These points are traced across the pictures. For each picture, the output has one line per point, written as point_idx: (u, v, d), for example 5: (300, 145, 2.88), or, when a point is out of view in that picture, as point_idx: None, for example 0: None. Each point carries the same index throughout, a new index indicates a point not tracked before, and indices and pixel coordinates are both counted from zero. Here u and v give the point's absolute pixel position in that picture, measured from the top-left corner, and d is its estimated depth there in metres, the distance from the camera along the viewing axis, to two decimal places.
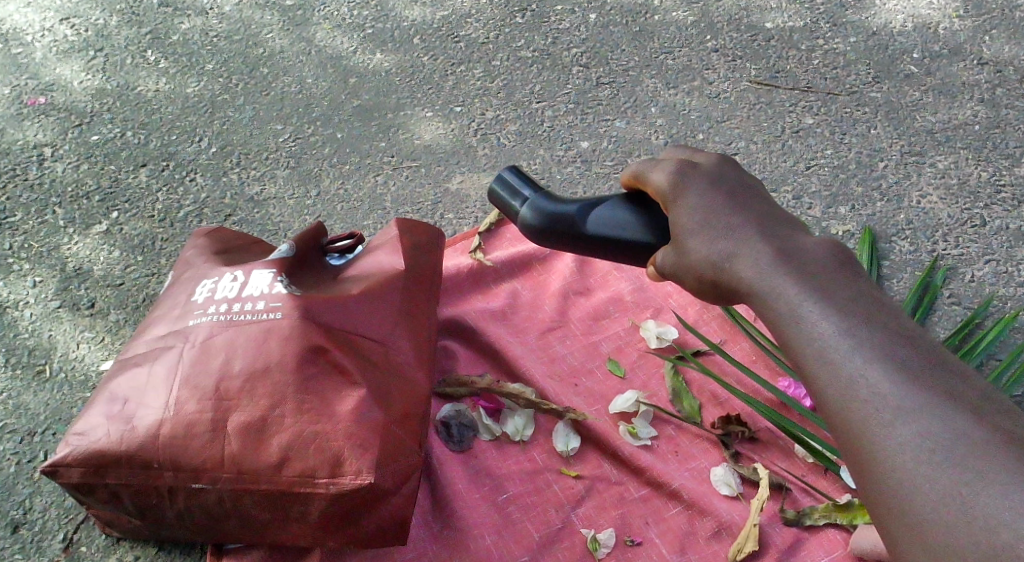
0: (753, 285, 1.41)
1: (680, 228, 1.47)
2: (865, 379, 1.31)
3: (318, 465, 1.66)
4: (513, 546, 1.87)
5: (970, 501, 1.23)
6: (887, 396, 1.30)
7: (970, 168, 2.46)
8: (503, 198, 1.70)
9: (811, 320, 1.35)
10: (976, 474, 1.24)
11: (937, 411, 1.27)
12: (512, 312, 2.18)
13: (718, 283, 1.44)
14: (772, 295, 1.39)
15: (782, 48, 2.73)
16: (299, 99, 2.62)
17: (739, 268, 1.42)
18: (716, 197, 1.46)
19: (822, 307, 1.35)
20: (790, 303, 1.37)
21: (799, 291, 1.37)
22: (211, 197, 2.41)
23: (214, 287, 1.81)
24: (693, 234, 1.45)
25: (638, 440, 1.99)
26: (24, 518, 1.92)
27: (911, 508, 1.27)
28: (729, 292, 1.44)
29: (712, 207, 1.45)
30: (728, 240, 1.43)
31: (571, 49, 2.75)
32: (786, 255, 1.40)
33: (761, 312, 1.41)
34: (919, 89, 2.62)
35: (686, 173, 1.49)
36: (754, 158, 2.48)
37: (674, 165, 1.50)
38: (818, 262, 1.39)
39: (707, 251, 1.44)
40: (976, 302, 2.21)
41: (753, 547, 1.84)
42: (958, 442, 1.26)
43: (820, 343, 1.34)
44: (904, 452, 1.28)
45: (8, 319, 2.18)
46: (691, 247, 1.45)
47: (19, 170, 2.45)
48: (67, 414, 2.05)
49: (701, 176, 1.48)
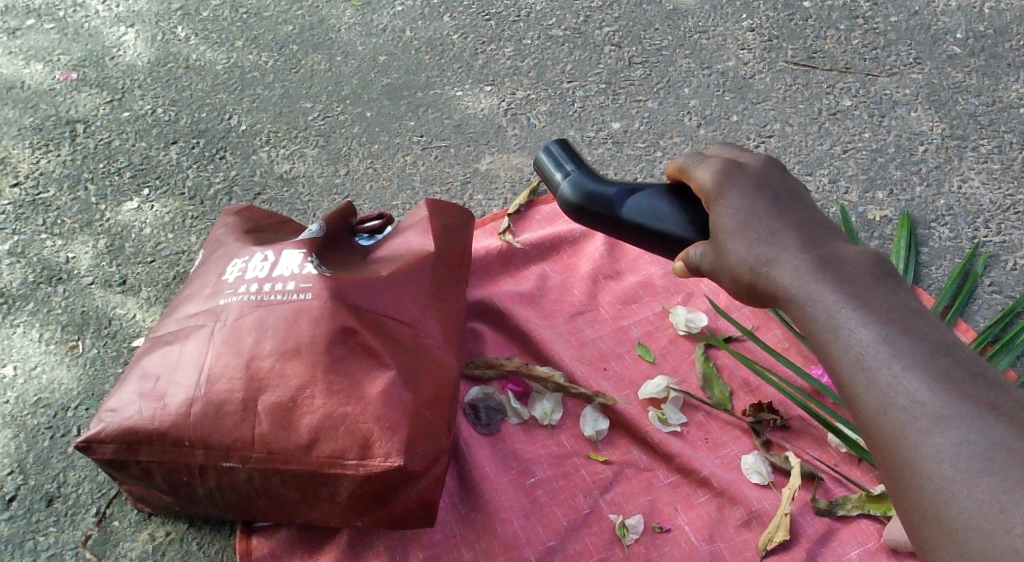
0: (789, 290, 1.45)
1: (721, 228, 1.50)
2: (903, 386, 1.35)
3: (347, 446, 1.65)
4: (541, 531, 1.86)
5: (1007, 510, 1.27)
6: (925, 403, 1.34)
7: (1014, 153, 2.41)
8: (547, 168, 1.70)
9: (849, 327, 1.40)
10: (1015, 483, 1.27)
11: (976, 421, 1.31)
12: (541, 295, 2.16)
13: (754, 287, 1.48)
14: (809, 302, 1.43)
15: (820, 28, 2.68)
16: (330, 77, 2.60)
17: (776, 274, 1.46)
18: (758, 200, 1.50)
19: (859, 314, 1.40)
20: (828, 309, 1.41)
21: (837, 298, 1.41)
22: (240, 174, 2.40)
23: (244, 266, 1.80)
24: (734, 235, 1.49)
25: (668, 426, 1.98)
26: (58, 492, 1.93)
27: (945, 514, 1.31)
28: (763, 297, 1.49)
29: (755, 210, 1.49)
30: (767, 246, 1.47)
31: (603, 28, 2.71)
32: (826, 263, 1.45)
33: (800, 318, 1.44)
34: (962, 71, 2.57)
35: (730, 174, 1.52)
36: (789, 141, 2.45)
37: (720, 164, 1.53)
38: (858, 272, 1.44)
39: (746, 254, 1.48)
40: (1018, 291, 2.17)
41: (784, 537, 1.83)
42: (997, 450, 1.30)
43: (857, 349, 1.39)
44: (942, 459, 1.32)
45: (41, 295, 2.19)
46: (731, 249, 1.48)
47: (51, 145, 2.45)
48: (100, 389, 2.06)
49: (746, 178, 1.52)
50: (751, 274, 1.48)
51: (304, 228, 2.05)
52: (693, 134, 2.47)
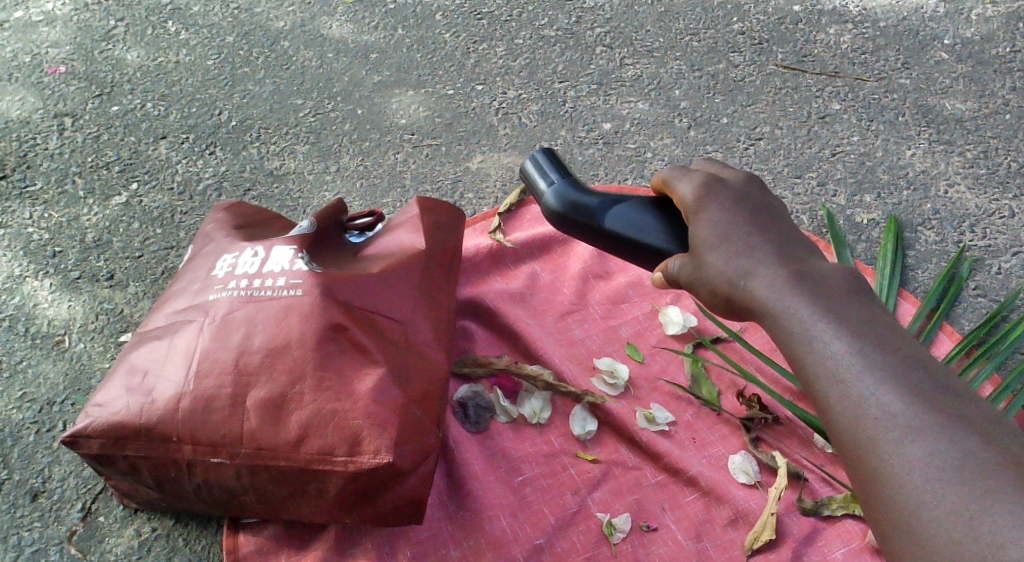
0: (765, 304, 1.52)
1: (700, 240, 1.56)
2: (876, 398, 1.40)
3: (337, 442, 1.65)
4: (529, 529, 1.87)
5: (976, 518, 1.31)
6: (897, 415, 1.39)
7: (1000, 158, 2.43)
8: (532, 177, 1.79)
9: (824, 339, 1.45)
10: (984, 492, 1.31)
11: (947, 432, 1.36)
12: (531, 294, 2.17)
13: (730, 299, 1.55)
14: (785, 314, 1.49)
15: (810, 32, 2.70)
16: (320, 74, 2.60)
17: (753, 286, 1.53)
18: (738, 215, 1.57)
19: (834, 328, 1.45)
20: (804, 322, 1.47)
21: (813, 312, 1.47)
22: (230, 170, 2.40)
23: (234, 262, 1.79)
24: (713, 248, 1.55)
25: (656, 426, 1.99)
26: (43, 487, 1.92)
27: (916, 522, 1.35)
28: (740, 308, 1.55)
29: (734, 225, 1.56)
30: (744, 259, 1.54)
31: (595, 28, 2.72)
32: (801, 278, 1.51)
33: (774, 331, 1.51)
34: (950, 76, 2.59)
35: (712, 188, 1.59)
36: (778, 144, 2.46)
37: (702, 178, 1.61)
38: (833, 287, 1.50)
39: (724, 266, 1.54)
40: (1003, 295, 2.19)
41: (770, 536, 1.84)
42: (966, 460, 1.34)
43: (831, 360, 1.44)
44: (912, 469, 1.36)
45: (27, 290, 2.18)
46: (711, 261, 1.55)
47: (39, 138, 2.44)
48: (86, 384, 2.05)
49: (727, 193, 1.59)
50: (729, 287, 1.55)
51: (291, 223, 2.03)
52: (683, 136, 2.48)
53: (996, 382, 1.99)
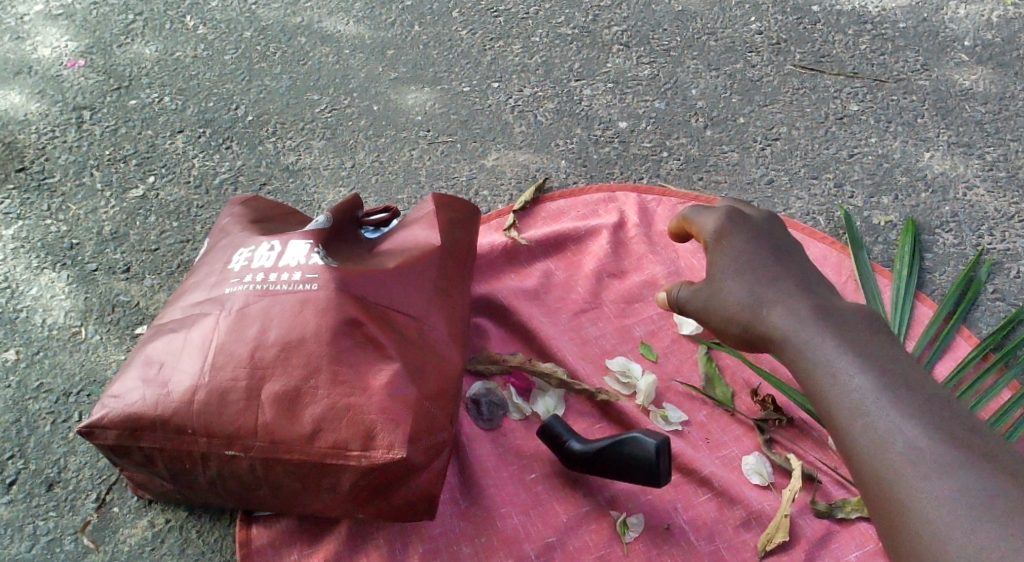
0: (787, 336, 1.68)
1: (719, 270, 1.78)
2: (902, 433, 1.52)
3: (350, 437, 1.65)
4: (540, 526, 1.88)
5: (998, 549, 1.40)
6: (921, 449, 1.50)
7: (1019, 161, 2.41)
8: None
9: (850, 375, 1.58)
10: (1005, 526, 1.41)
11: (969, 468, 1.47)
12: (544, 292, 2.16)
13: (749, 326, 1.73)
14: (810, 349, 1.64)
15: (828, 33, 2.69)
16: (337, 70, 2.60)
17: (771, 314, 1.71)
18: (757, 250, 1.78)
19: (860, 368, 1.59)
20: (832, 359, 1.61)
21: (839, 350, 1.62)
22: (246, 165, 2.40)
23: (250, 256, 1.79)
24: (730, 278, 1.77)
25: (670, 426, 1.99)
26: (58, 477, 1.93)
27: (937, 551, 1.44)
28: (758, 335, 1.73)
29: (752, 256, 1.77)
30: (761, 289, 1.73)
31: (612, 27, 2.72)
32: (825, 317, 1.67)
33: (801, 367, 1.65)
34: (969, 78, 2.58)
35: (733, 224, 1.82)
36: (796, 144, 2.45)
37: (724, 215, 1.84)
38: (858, 329, 1.64)
39: (741, 295, 1.74)
40: (1021, 299, 2.18)
41: (783, 538, 1.84)
42: (988, 497, 1.44)
43: (857, 394, 1.57)
44: (935, 502, 1.46)
45: (44, 281, 2.19)
46: (729, 289, 1.76)
47: (57, 131, 2.45)
48: (101, 375, 2.06)
49: (747, 230, 1.81)
50: (746, 314, 1.73)
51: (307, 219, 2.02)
52: (700, 136, 2.47)
53: (1013, 389, 1.98)
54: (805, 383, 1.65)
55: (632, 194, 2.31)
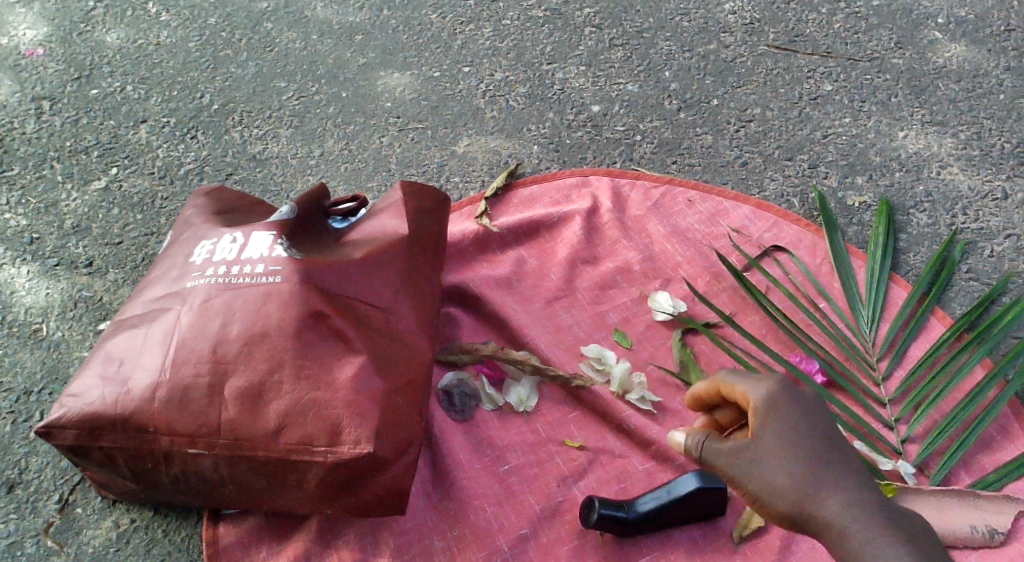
0: (835, 519, 1.53)
1: (765, 447, 1.57)
2: (834, 507, 1.53)
3: (316, 433, 1.62)
4: (514, 518, 1.85)
5: None
6: (853, 526, 1.52)
7: (993, 139, 2.39)
8: None
9: (793, 458, 1.56)
10: None
11: (898, 544, 1.50)
12: (517, 280, 2.12)
13: (796, 518, 1.54)
14: (824, 497, 1.54)
15: (802, 12, 2.65)
16: (304, 56, 2.56)
17: (824, 502, 1.54)
18: (806, 422, 1.58)
19: (800, 449, 1.56)
20: (782, 448, 1.56)
21: (791, 439, 1.57)
22: (211, 155, 2.35)
23: (212, 249, 1.74)
24: (774, 450, 1.56)
25: (644, 404, 1.96)
26: (20, 478, 1.89)
27: None
28: (804, 525, 1.54)
29: (802, 432, 1.57)
30: (812, 467, 1.55)
31: (583, 9, 2.67)
32: (864, 485, 1.55)
33: (819, 522, 1.54)
34: (943, 56, 2.55)
35: (782, 396, 1.59)
36: (770, 125, 2.42)
37: (772, 385, 1.60)
38: (838, 451, 1.58)
39: (787, 476, 1.55)
40: (994, 278, 2.16)
41: (759, 524, 1.82)
42: None
43: (797, 476, 1.55)
44: None
45: (4, 277, 2.14)
46: (773, 471, 1.56)
47: (16, 122, 2.40)
48: (64, 373, 2.01)
49: (798, 406, 1.59)
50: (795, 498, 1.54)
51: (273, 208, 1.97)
52: (673, 118, 2.44)
53: (987, 366, 1.98)
54: (779, 510, 1.55)
55: (605, 178, 2.27)
